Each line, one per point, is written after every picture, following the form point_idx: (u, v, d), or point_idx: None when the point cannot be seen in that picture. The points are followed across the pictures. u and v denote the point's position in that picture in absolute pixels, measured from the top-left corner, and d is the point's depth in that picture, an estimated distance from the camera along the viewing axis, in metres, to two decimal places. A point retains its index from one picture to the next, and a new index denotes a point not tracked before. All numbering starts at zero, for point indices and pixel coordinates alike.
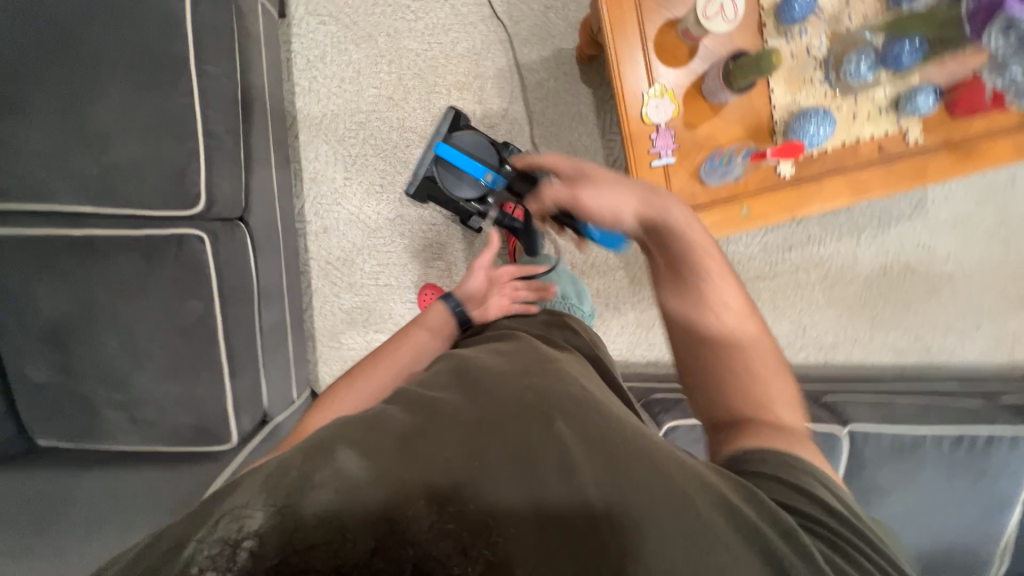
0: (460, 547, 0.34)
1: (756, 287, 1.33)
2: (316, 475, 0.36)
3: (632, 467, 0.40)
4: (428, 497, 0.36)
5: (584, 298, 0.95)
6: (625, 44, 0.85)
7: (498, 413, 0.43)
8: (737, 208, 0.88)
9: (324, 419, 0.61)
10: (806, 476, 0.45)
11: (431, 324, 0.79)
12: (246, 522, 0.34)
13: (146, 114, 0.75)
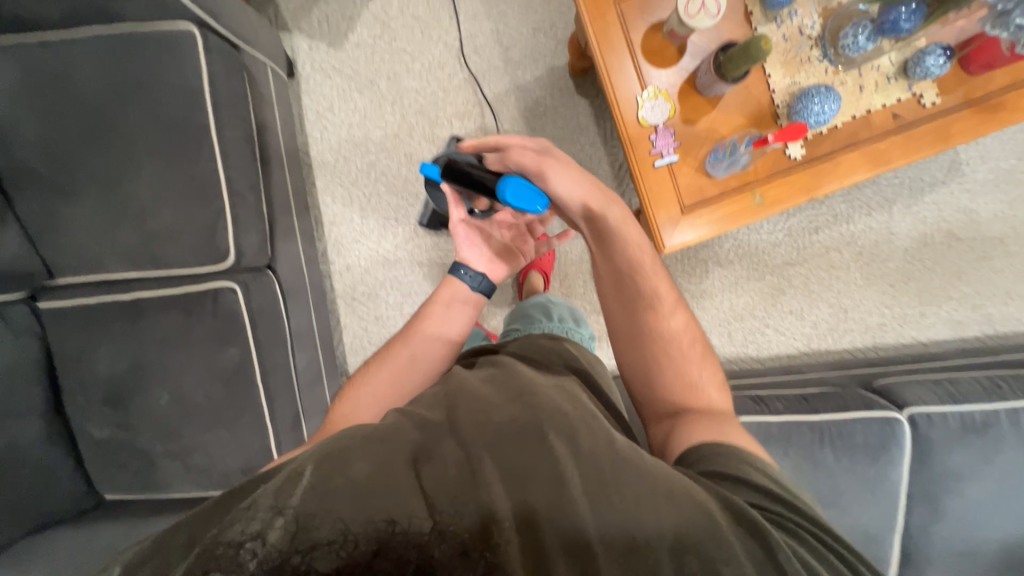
0: (461, 549, 0.37)
1: (787, 273, 1.28)
2: (320, 482, 0.40)
3: (619, 476, 0.43)
4: (428, 506, 0.39)
5: (583, 322, 0.95)
6: (613, 53, 0.86)
7: (497, 430, 0.46)
8: (750, 196, 0.87)
9: (356, 406, 0.65)
10: (763, 472, 0.49)
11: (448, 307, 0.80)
12: (254, 524, 0.38)
13: (177, 182, 0.82)
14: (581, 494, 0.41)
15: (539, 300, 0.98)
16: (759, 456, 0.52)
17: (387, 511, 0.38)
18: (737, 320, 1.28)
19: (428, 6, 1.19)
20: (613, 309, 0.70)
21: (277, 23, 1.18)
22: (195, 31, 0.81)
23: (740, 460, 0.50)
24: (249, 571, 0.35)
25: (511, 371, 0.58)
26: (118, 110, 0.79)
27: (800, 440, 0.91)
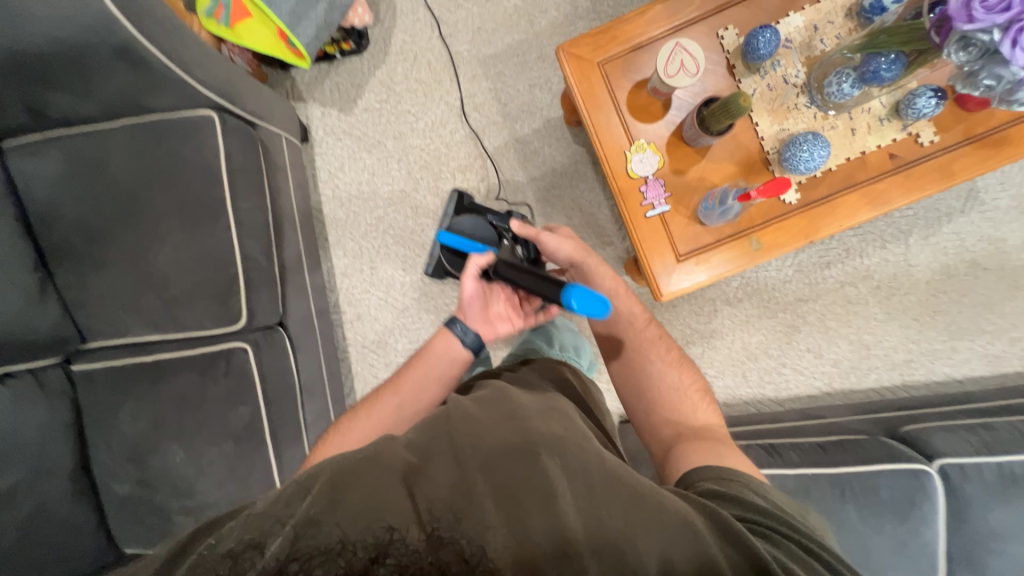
0: (459, 553, 0.37)
1: (801, 310, 1.23)
2: (319, 495, 0.41)
3: (610, 492, 0.42)
4: (423, 514, 0.39)
5: (582, 350, 0.94)
6: (600, 111, 0.89)
7: (490, 450, 0.45)
8: (747, 242, 0.86)
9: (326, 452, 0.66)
10: (752, 492, 0.50)
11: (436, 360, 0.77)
12: (255, 535, 0.39)
13: (196, 251, 0.88)
14: (573, 508, 0.41)
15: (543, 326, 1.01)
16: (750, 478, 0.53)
17: (383, 518, 0.38)
18: (751, 360, 1.24)
19: (430, 70, 1.26)
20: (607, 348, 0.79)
21: (292, 94, 1.27)
22: (214, 116, 0.89)
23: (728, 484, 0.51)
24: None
25: (506, 395, 0.57)
26: (146, 189, 0.87)
27: (820, 494, 0.86)
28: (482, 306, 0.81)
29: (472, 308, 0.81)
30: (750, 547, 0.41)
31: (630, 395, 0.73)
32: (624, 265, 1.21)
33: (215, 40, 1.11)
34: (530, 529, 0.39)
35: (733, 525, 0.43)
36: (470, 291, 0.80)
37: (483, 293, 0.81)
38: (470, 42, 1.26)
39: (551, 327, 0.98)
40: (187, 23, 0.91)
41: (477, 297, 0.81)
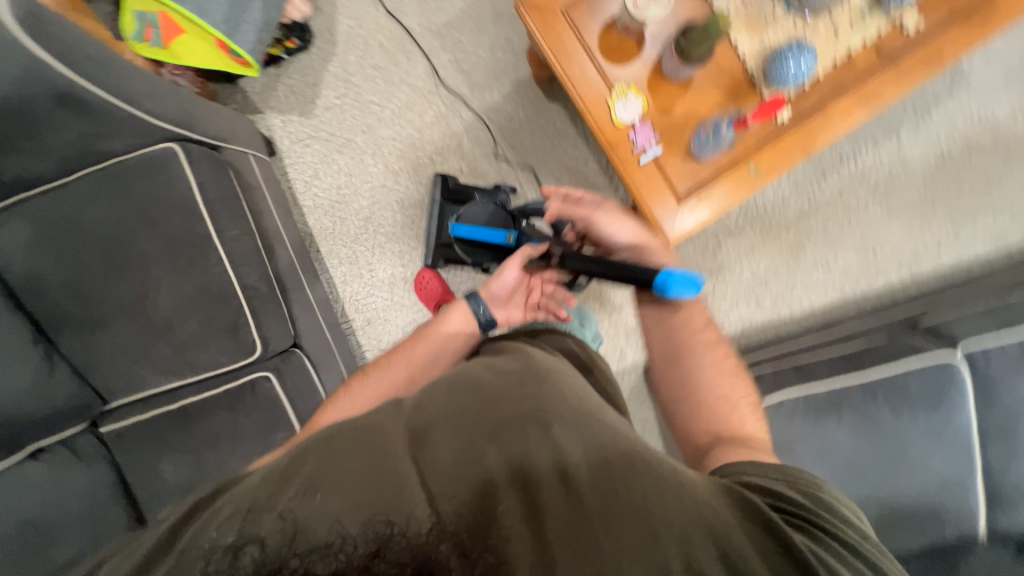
0: (461, 550, 0.35)
1: (803, 227, 1.23)
2: (320, 485, 0.39)
3: (623, 467, 0.42)
4: (430, 504, 0.38)
5: (587, 324, 0.93)
6: (573, 62, 0.85)
7: (497, 420, 0.45)
8: (745, 168, 0.84)
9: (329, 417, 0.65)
10: (785, 483, 0.49)
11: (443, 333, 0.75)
12: (248, 527, 0.37)
13: (193, 290, 0.86)
14: (588, 479, 0.40)
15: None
16: (782, 467, 0.52)
17: (385, 511, 0.37)
18: (762, 285, 1.24)
19: (385, 52, 1.19)
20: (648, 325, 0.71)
21: (247, 107, 1.20)
22: (176, 147, 0.85)
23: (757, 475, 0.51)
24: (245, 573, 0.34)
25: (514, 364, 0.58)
26: (127, 237, 0.84)
27: (852, 401, 0.88)
28: (508, 290, 0.80)
29: (500, 288, 0.79)
30: (787, 540, 0.40)
31: (664, 382, 0.68)
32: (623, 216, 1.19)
33: (153, 65, 1.03)
34: (543, 510, 0.38)
35: (765, 513, 0.42)
36: (509, 275, 0.79)
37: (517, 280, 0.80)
38: (420, 15, 1.18)
39: None
40: (120, 52, 0.85)
41: (513, 279, 0.80)
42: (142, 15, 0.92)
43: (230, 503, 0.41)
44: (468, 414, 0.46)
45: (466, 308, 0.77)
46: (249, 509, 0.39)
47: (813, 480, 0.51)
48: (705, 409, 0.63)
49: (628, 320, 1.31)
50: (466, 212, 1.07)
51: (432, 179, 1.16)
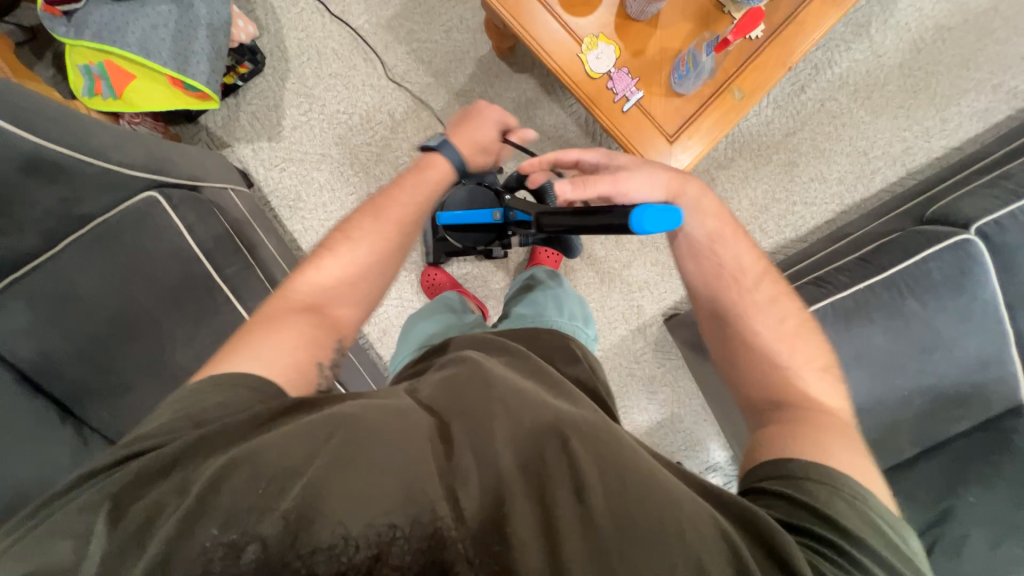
0: (465, 556, 0.36)
1: (793, 144, 1.22)
2: (324, 482, 0.38)
3: (641, 488, 0.41)
4: (435, 508, 0.38)
5: (591, 321, 0.90)
6: (535, 23, 0.82)
7: (517, 423, 0.44)
8: (729, 94, 0.83)
9: (309, 296, 0.58)
10: (836, 499, 0.44)
11: (417, 193, 0.69)
12: (248, 524, 0.36)
13: (209, 335, 0.85)
14: (602, 493, 0.40)
15: (550, 288, 0.95)
16: (819, 466, 0.47)
17: (387, 514, 0.37)
18: (764, 211, 1.24)
19: (340, 58, 1.16)
20: (696, 283, 0.68)
21: (214, 143, 1.16)
22: (158, 195, 0.83)
23: (780, 480, 0.47)
24: (247, 570, 0.35)
25: (525, 371, 0.56)
26: (129, 296, 0.82)
27: (879, 301, 0.88)
28: (476, 131, 0.78)
29: (469, 124, 0.77)
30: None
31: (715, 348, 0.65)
32: None
33: (111, 118, 1.00)
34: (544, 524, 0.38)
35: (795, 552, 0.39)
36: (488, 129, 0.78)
37: (488, 135, 0.79)
38: (366, 12, 1.15)
39: (558, 295, 0.92)
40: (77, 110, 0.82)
41: (485, 127, 0.79)
42: (88, 68, 0.90)
43: (225, 480, 0.38)
44: (489, 417, 0.45)
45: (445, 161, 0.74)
46: (248, 504, 0.37)
47: (854, 487, 0.46)
48: (754, 364, 0.60)
49: (639, 274, 1.30)
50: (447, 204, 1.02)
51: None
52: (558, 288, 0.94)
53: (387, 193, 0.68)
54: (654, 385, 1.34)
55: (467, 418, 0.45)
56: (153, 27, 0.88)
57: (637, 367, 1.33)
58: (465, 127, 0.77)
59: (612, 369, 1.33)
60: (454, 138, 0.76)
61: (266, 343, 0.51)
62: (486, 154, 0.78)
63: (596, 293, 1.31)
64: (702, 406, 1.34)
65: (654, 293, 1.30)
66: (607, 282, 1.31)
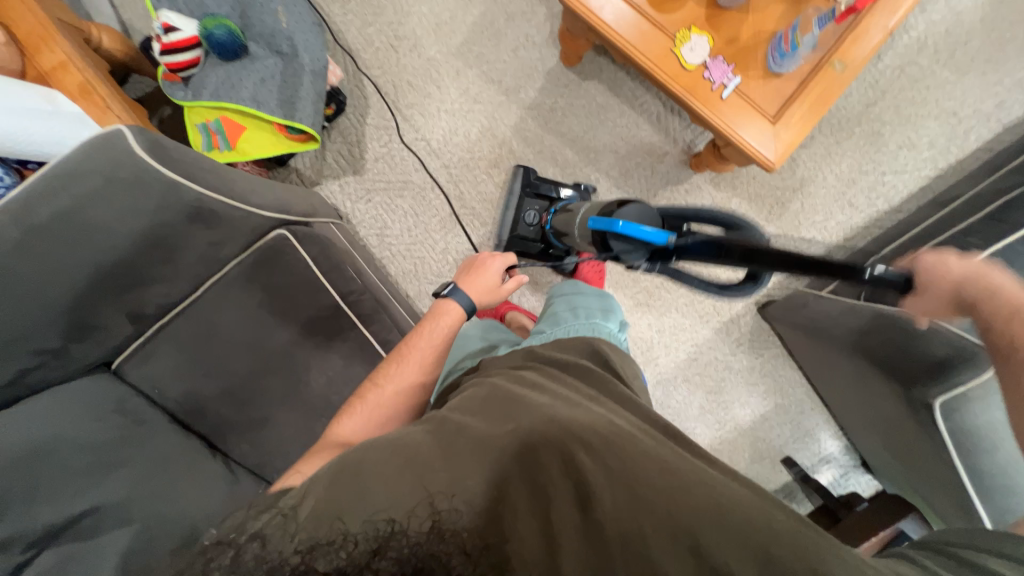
0: (463, 551, 0.41)
1: (874, 114, 1.19)
2: (331, 502, 0.43)
3: (642, 495, 0.43)
4: (430, 508, 0.42)
5: (613, 314, 0.79)
6: (625, 24, 0.84)
7: (526, 437, 0.47)
8: (830, 66, 0.82)
9: (347, 428, 0.67)
10: None
11: (426, 336, 0.76)
12: (264, 529, 0.43)
13: (340, 359, 0.88)
14: (602, 498, 0.43)
15: (567, 292, 0.85)
16: None
17: (386, 513, 0.42)
18: (851, 185, 1.21)
19: (415, 88, 1.21)
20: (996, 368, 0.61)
21: (305, 182, 1.23)
22: (287, 233, 0.87)
23: None
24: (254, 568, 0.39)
25: (537, 382, 0.57)
26: (267, 327, 0.87)
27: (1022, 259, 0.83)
28: (481, 278, 0.85)
29: (473, 275, 0.85)
30: None
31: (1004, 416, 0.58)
32: (694, 161, 1.17)
33: None
34: (530, 523, 0.43)
35: None
36: (492, 275, 0.85)
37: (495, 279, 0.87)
38: (436, 42, 1.20)
39: (578, 292, 0.83)
40: None
41: (490, 271, 0.86)
42: (206, 126, 0.98)
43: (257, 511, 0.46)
44: (495, 434, 0.48)
45: (456, 305, 0.79)
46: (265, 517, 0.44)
47: None
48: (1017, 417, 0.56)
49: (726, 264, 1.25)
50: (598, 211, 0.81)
51: (513, 170, 1.16)
52: (582, 290, 0.84)
53: (415, 332, 0.78)
54: (755, 378, 1.29)
55: (478, 433, 0.49)
56: (262, 80, 0.95)
57: (735, 359, 1.29)
58: (470, 276, 0.85)
59: (707, 364, 1.29)
60: (465, 288, 0.83)
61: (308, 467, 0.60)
62: (493, 295, 0.85)
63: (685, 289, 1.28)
64: (807, 394, 1.29)
65: None
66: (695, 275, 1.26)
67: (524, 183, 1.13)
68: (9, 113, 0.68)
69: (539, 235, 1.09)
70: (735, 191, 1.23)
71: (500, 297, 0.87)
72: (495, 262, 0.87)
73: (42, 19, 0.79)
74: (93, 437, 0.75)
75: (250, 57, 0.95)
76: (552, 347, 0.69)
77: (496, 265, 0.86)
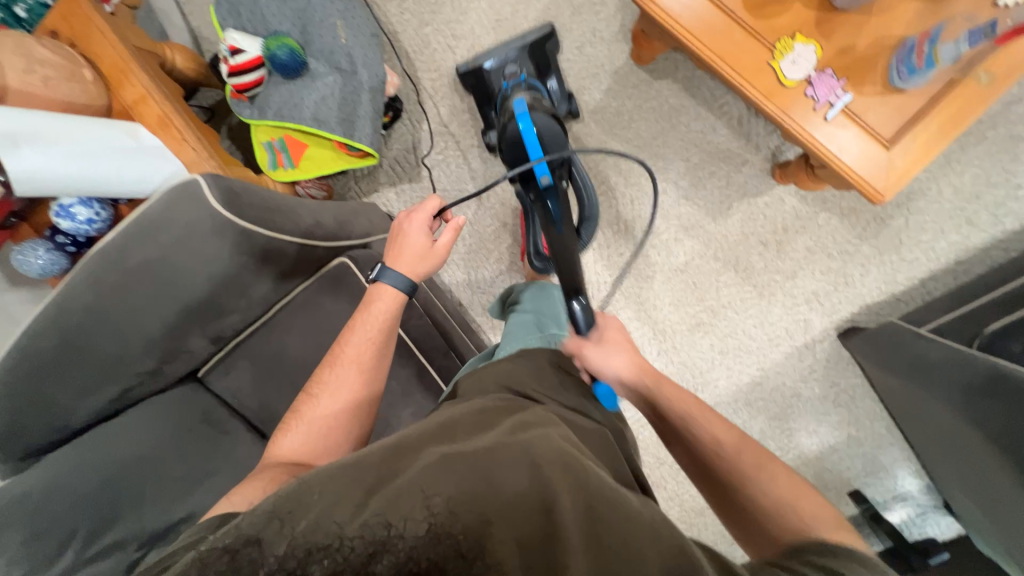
0: (458, 551, 0.36)
1: (1014, 115, 1.00)
2: (322, 508, 0.40)
3: (613, 517, 0.40)
4: (423, 508, 0.38)
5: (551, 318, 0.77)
6: (716, 33, 0.73)
7: (503, 449, 0.44)
8: (972, 79, 0.68)
9: (290, 437, 0.70)
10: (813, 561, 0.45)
11: (361, 333, 0.76)
12: (251, 531, 0.40)
13: (396, 384, 0.90)
14: (575, 510, 0.39)
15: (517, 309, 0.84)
16: None
17: (379, 515, 0.38)
18: (973, 199, 1.04)
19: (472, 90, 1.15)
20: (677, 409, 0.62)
21: (360, 190, 1.21)
22: (347, 260, 0.91)
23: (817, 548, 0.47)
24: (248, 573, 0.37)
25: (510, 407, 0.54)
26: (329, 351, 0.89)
27: None
28: (407, 246, 0.80)
29: (400, 247, 0.80)
30: None
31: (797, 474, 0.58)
32: (778, 172, 1.05)
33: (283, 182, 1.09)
34: (511, 524, 0.38)
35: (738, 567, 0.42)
36: (416, 234, 0.79)
37: (424, 238, 0.80)
38: (495, 41, 1.13)
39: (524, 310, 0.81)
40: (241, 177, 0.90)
41: (414, 235, 0.80)
42: (271, 144, 0.99)
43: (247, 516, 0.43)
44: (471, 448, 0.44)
45: (390, 291, 0.78)
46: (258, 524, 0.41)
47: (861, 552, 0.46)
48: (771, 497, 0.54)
49: (806, 284, 1.12)
50: (536, 102, 0.78)
51: (551, 27, 0.97)
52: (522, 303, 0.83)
53: (349, 329, 0.77)
54: (827, 407, 1.16)
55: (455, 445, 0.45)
56: (322, 97, 0.93)
57: (807, 387, 1.16)
58: (396, 249, 0.80)
59: (774, 389, 1.17)
60: (393, 263, 0.79)
61: (247, 486, 0.62)
62: (431, 259, 0.80)
63: (754, 309, 1.15)
64: (891, 430, 1.15)
65: (826, 305, 1.12)
66: (768, 295, 1.14)
67: (536, 44, 0.94)
68: (98, 155, 0.72)
69: (495, 95, 0.92)
70: (823, 204, 1.09)
71: (442, 256, 0.81)
72: (416, 219, 0.80)
73: (122, 53, 0.82)
74: (184, 448, 0.83)
75: (310, 74, 0.94)
76: (507, 365, 0.63)
77: (416, 223, 0.80)
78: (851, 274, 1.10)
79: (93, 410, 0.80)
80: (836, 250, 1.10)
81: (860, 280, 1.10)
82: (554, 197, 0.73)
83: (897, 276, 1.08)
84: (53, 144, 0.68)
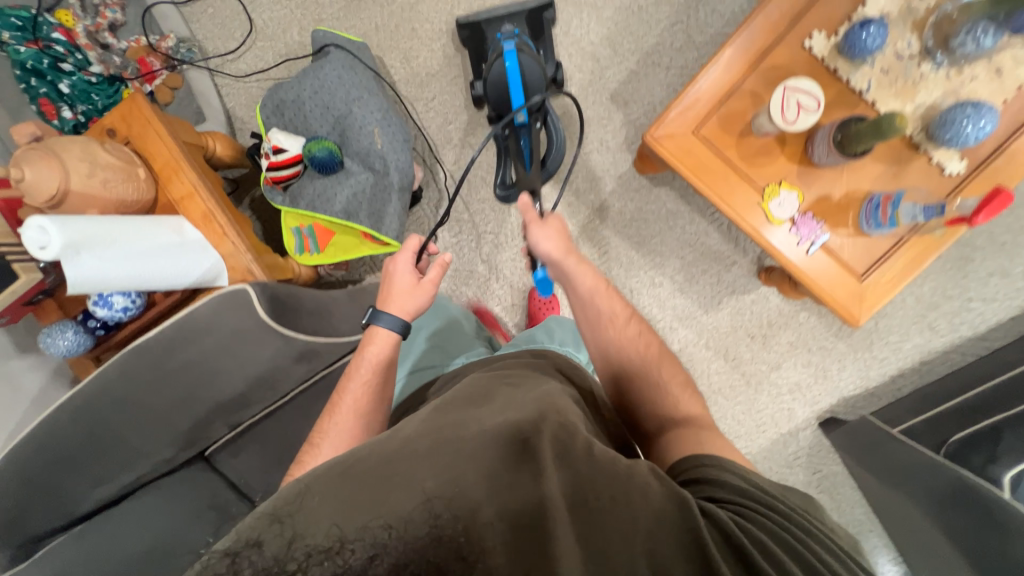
0: (458, 553, 0.37)
1: (965, 238, 1.14)
2: (326, 508, 0.39)
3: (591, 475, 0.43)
4: (423, 507, 0.39)
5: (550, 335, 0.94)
6: (714, 178, 0.84)
7: (495, 432, 0.44)
8: (930, 232, 0.81)
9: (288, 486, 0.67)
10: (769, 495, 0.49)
11: (365, 360, 0.77)
12: (250, 532, 0.38)
13: None
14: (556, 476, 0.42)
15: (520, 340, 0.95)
16: None
17: (381, 516, 0.38)
18: (932, 308, 1.16)
19: (487, 182, 1.25)
20: (587, 285, 0.73)
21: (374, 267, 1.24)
22: None
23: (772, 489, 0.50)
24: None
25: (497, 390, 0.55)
26: None
27: None
28: (395, 285, 0.79)
29: (388, 289, 0.79)
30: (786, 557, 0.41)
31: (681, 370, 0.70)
32: (763, 275, 1.16)
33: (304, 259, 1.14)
34: (500, 499, 0.40)
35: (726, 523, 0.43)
36: (402, 275, 0.79)
37: (411, 276, 0.80)
38: None
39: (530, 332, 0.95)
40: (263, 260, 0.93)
41: (400, 275, 0.79)
42: (299, 230, 1.04)
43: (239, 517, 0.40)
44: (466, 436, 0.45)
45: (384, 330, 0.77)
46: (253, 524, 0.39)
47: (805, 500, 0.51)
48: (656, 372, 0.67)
49: (789, 376, 1.21)
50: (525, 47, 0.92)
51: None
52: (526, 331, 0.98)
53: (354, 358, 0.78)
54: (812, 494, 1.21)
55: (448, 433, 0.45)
56: (354, 194, 1.00)
57: (792, 473, 1.22)
58: (385, 290, 0.79)
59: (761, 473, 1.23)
60: (385, 306, 0.78)
61: None
62: (422, 300, 0.79)
63: (743, 395, 1.23)
64: (870, 518, 1.20)
65: (807, 395, 1.21)
66: (755, 383, 1.22)
67: (534, 13, 1.09)
68: (147, 255, 0.77)
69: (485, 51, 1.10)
70: (803, 304, 1.20)
71: (432, 291, 0.80)
72: (401, 260, 0.79)
73: (173, 151, 0.87)
74: (189, 535, 0.81)
75: (344, 171, 1.02)
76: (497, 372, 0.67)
77: (400, 263, 0.79)
78: (829, 369, 1.20)
79: (102, 495, 0.79)
80: (816, 346, 1.20)
81: (836, 375, 1.20)
82: (526, 134, 0.90)
83: (871, 372, 1.19)
84: (111, 246, 0.73)
